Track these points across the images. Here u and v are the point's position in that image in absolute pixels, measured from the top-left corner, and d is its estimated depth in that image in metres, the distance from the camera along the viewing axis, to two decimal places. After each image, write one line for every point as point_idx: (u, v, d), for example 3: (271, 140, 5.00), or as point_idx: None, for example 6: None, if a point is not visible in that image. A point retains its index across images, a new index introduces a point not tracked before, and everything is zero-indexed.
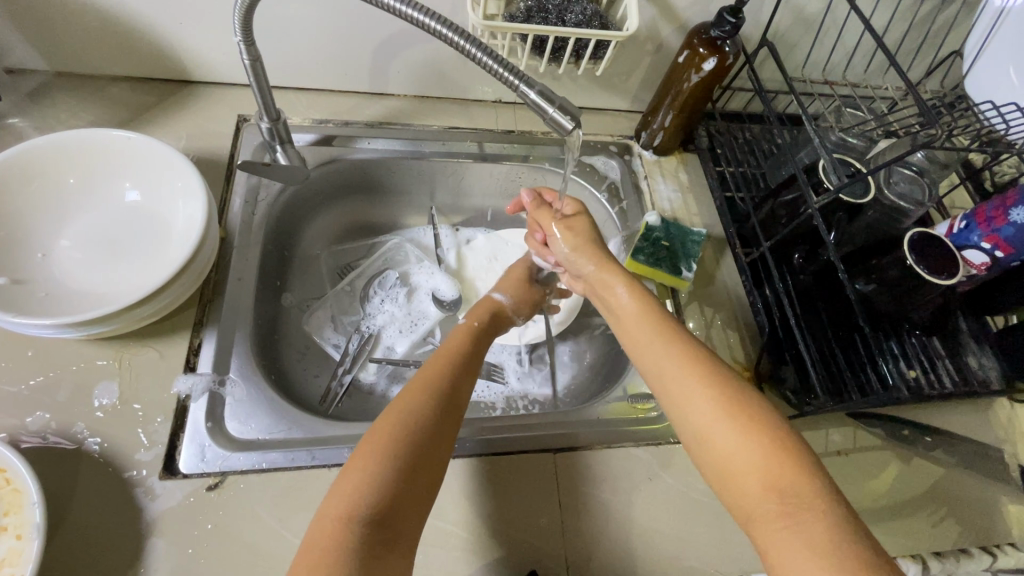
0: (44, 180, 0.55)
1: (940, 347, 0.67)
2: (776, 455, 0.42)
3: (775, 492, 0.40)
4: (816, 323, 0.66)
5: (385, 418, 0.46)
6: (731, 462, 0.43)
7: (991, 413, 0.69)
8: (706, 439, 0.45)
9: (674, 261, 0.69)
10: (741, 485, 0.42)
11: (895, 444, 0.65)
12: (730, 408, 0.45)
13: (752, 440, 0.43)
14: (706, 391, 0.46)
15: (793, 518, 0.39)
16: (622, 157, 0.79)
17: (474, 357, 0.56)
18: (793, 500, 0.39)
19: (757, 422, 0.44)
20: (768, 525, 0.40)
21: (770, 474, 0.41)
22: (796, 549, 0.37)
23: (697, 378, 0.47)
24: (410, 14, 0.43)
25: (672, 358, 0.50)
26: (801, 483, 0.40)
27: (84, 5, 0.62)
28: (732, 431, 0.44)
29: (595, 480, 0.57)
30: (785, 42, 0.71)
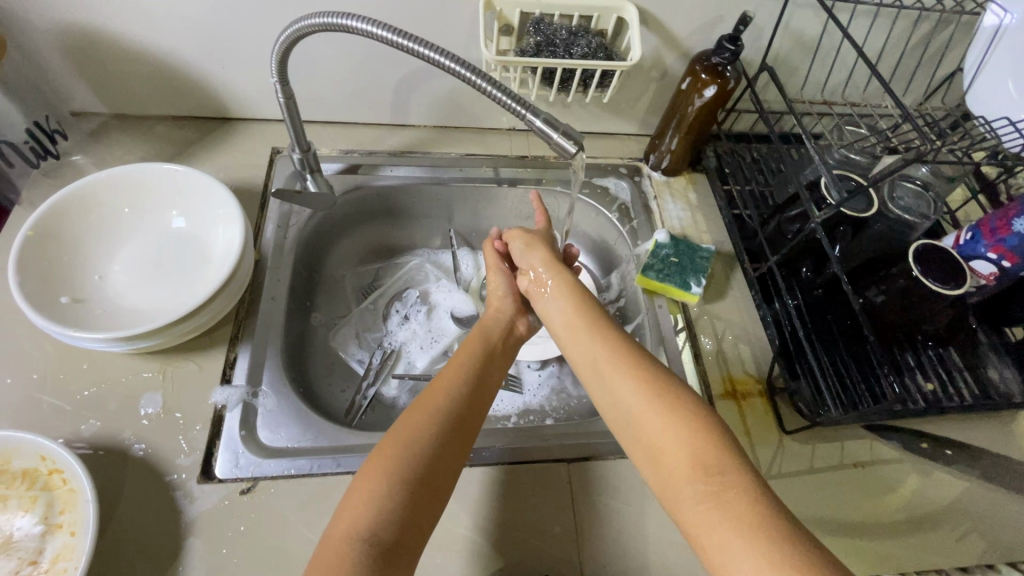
0: (103, 209, 0.61)
1: (958, 360, 0.67)
2: (707, 442, 0.44)
3: (703, 476, 0.42)
4: (826, 335, 0.67)
5: (389, 439, 0.48)
6: (663, 453, 0.46)
7: (1015, 427, 0.68)
8: (641, 430, 0.48)
9: (683, 276, 0.71)
10: (671, 468, 0.45)
11: (913, 457, 0.64)
12: (663, 402, 0.48)
13: (684, 427, 0.46)
14: (638, 388, 0.49)
15: (716, 498, 0.41)
16: (631, 178, 0.82)
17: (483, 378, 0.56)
18: (717, 482, 0.42)
19: (681, 410, 0.47)
20: (694, 506, 0.42)
21: (700, 459, 0.44)
22: (723, 530, 0.39)
23: (632, 377, 0.50)
24: (428, 55, 0.47)
25: (610, 359, 0.53)
26: (730, 468, 0.42)
27: (140, 54, 0.69)
28: (667, 421, 0.47)
29: (608, 489, 0.58)
30: (785, 65, 0.74)
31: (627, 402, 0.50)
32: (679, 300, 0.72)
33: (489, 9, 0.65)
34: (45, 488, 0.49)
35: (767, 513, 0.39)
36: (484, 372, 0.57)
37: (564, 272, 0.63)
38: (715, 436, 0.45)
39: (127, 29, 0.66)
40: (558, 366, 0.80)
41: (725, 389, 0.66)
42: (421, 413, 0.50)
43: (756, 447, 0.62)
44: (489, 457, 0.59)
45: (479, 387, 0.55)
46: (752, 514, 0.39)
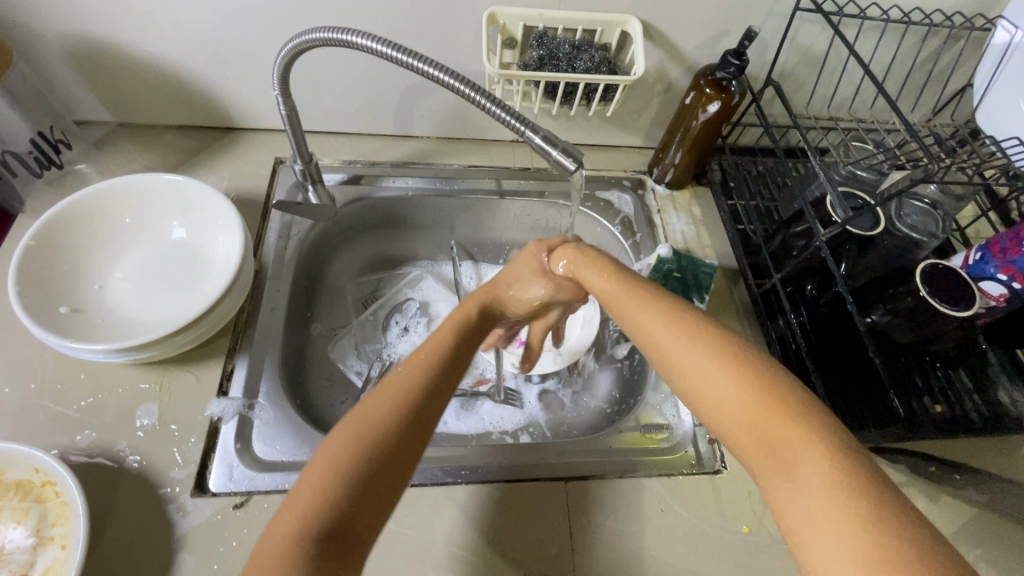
0: (105, 219, 0.61)
1: (967, 381, 0.65)
2: (768, 404, 0.38)
3: (777, 459, 0.36)
4: (832, 355, 0.66)
5: (351, 419, 0.42)
6: (738, 430, 0.38)
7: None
8: (710, 406, 0.40)
9: (685, 292, 0.70)
10: (755, 452, 0.37)
11: (921, 481, 0.62)
12: (730, 366, 0.40)
13: (749, 389, 0.39)
14: (708, 356, 0.41)
15: (805, 488, 0.34)
16: (635, 192, 0.82)
17: (466, 344, 0.50)
18: (805, 465, 0.34)
19: (759, 382, 0.39)
20: (785, 498, 0.34)
21: (762, 426, 0.37)
22: (804, 513, 0.33)
23: (697, 342, 0.42)
24: (426, 70, 0.47)
25: (670, 322, 0.45)
26: (801, 438, 0.35)
27: (146, 65, 0.69)
28: (723, 378, 0.40)
29: (606, 510, 0.57)
30: (792, 80, 0.73)
31: (681, 365, 0.42)
32: None
33: (492, 23, 0.64)
34: (38, 500, 0.49)
35: (849, 488, 0.32)
36: (459, 345, 0.50)
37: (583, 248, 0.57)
38: (781, 396, 0.38)
39: (133, 40, 0.66)
40: (557, 379, 0.79)
41: None
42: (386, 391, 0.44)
43: None
44: (485, 474, 0.58)
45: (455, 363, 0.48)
46: (833, 495, 0.32)
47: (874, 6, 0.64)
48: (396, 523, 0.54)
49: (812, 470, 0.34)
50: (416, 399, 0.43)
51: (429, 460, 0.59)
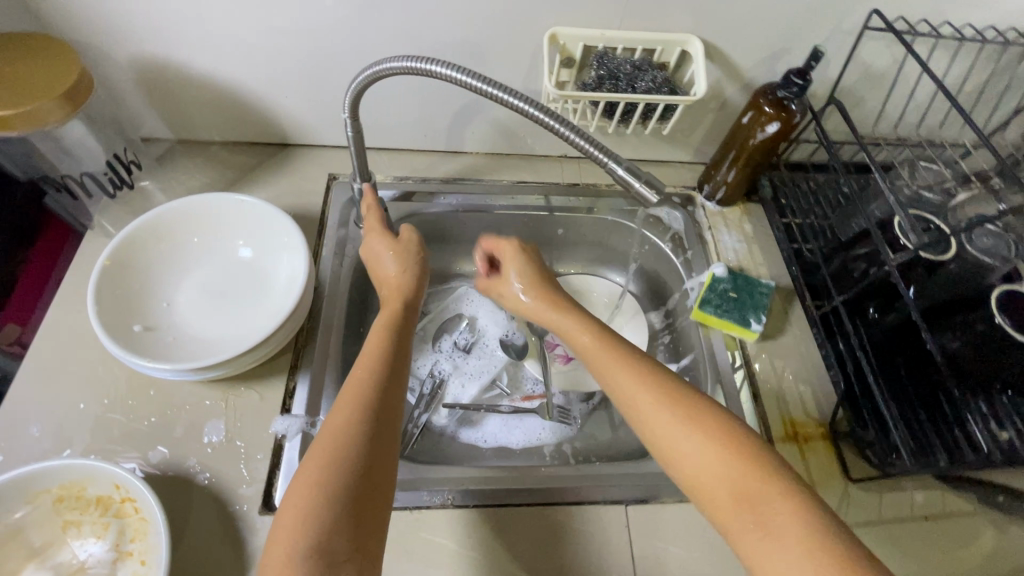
0: (175, 238, 0.63)
1: None
2: (736, 462, 0.44)
3: (746, 503, 0.42)
4: (895, 378, 0.65)
5: (328, 428, 0.45)
6: (697, 478, 0.45)
7: None
8: (669, 452, 0.47)
9: (742, 312, 0.69)
10: (710, 493, 0.44)
11: (988, 511, 0.61)
12: (687, 417, 0.47)
13: (708, 443, 0.45)
14: (662, 409, 0.48)
15: (767, 525, 0.40)
16: (685, 208, 0.81)
17: (400, 353, 0.53)
18: (759, 505, 0.41)
19: (716, 431, 0.46)
20: (745, 534, 0.41)
21: (742, 483, 0.43)
22: (776, 555, 0.39)
23: (654, 398, 0.49)
24: (507, 100, 0.47)
25: (639, 379, 0.51)
26: (773, 489, 0.42)
27: (209, 85, 0.71)
28: (679, 435, 0.46)
29: (664, 533, 0.58)
30: (852, 97, 0.72)
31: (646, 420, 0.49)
32: (737, 336, 0.70)
33: (553, 43, 0.64)
34: (118, 516, 0.50)
35: (814, 537, 0.39)
36: (398, 339, 0.54)
37: (580, 312, 0.61)
38: (728, 442, 0.45)
39: (199, 63, 0.68)
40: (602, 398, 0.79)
41: (786, 432, 0.64)
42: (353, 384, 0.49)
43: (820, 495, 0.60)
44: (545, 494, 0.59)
45: (396, 370, 0.51)
46: (805, 536, 0.39)
47: (949, 24, 0.64)
48: (459, 544, 0.55)
49: (781, 516, 0.40)
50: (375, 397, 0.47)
51: (487, 479, 0.59)
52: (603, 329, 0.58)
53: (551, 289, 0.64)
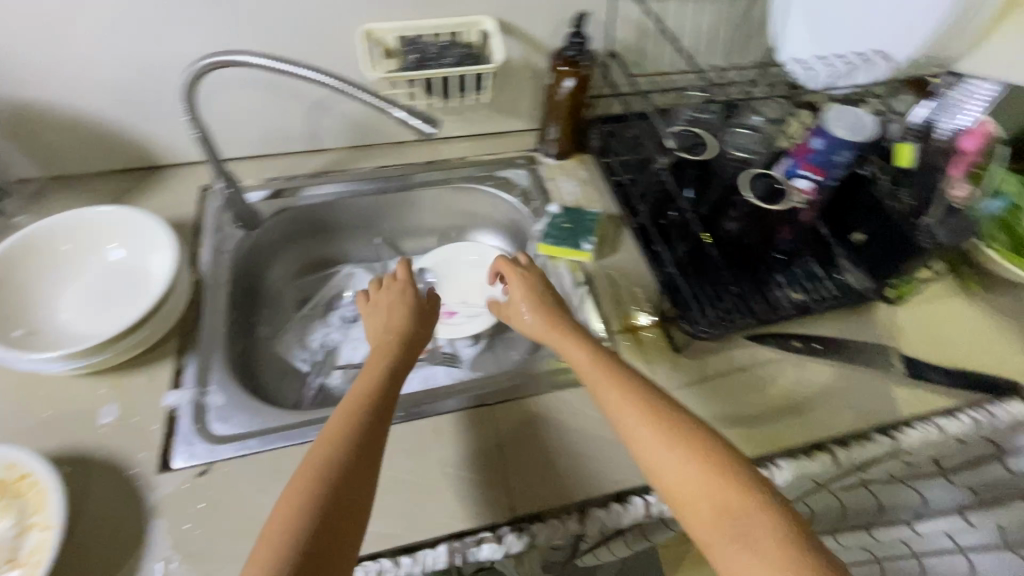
0: (48, 252, 0.68)
1: (819, 270, 0.79)
2: (722, 482, 0.48)
3: (726, 518, 0.46)
4: (703, 267, 0.78)
5: (295, 491, 0.47)
6: (687, 497, 0.49)
7: (871, 317, 0.79)
8: (657, 471, 0.51)
9: (575, 238, 0.81)
10: (696, 510, 0.48)
11: (787, 355, 0.74)
12: (680, 438, 0.51)
13: (701, 468, 0.49)
14: (659, 433, 0.52)
15: (744, 541, 0.45)
16: (528, 167, 0.94)
17: (380, 416, 0.55)
18: (740, 523, 0.46)
19: (706, 454, 0.50)
20: (725, 549, 0.45)
21: (722, 500, 0.47)
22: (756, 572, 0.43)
23: (652, 422, 0.53)
24: (302, 72, 0.62)
25: (639, 404, 0.54)
26: (749, 498, 0.47)
27: (68, 118, 0.78)
28: (671, 455, 0.51)
29: (527, 421, 0.68)
30: (634, 50, 0.87)
31: (643, 446, 0.52)
32: (577, 261, 0.82)
33: (370, 39, 0.76)
34: (16, 494, 0.55)
35: (789, 543, 0.44)
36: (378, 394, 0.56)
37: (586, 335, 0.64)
38: (717, 467, 0.49)
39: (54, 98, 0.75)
40: (486, 341, 0.89)
41: (623, 326, 0.76)
42: (323, 445, 0.51)
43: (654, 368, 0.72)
44: (422, 412, 0.68)
45: (372, 432, 0.53)
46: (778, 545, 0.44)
47: None
48: None
49: (759, 531, 0.45)
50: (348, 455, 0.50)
51: None
52: (605, 353, 0.61)
53: (557, 304, 0.69)
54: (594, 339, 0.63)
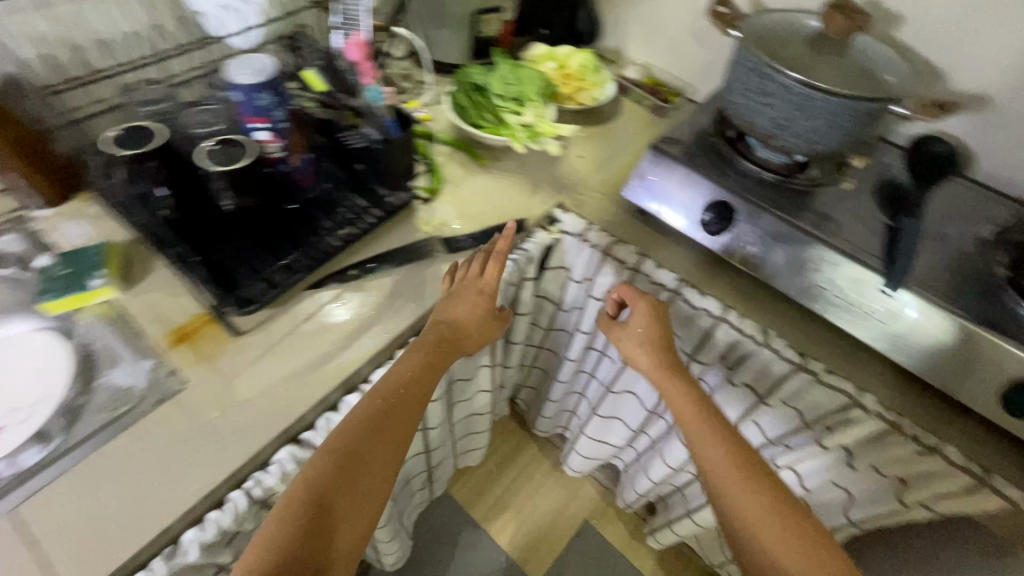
0: None
1: (363, 201, 0.86)
2: (779, 508, 0.64)
3: (792, 539, 0.62)
4: (247, 241, 0.76)
5: (262, 555, 0.52)
6: (751, 521, 0.64)
7: (414, 219, 0.90)
8: (723, 503, 0.67)
9: (76, 279, 0.71)
10: (768, 538, 0.63)
11: (346, 286, 0.79)
12: (746, 475, 0.67)
13: (769, 507, 0.64)
14: (749, 491, 0.66)
15: (791, 547, 0.62)
16: (14, 228, 0.78)
17: (370, 497, 0.60)
18: (796, 540, 0.62)
19: (781, 504, 0.65)
20: (783, 557, 0.62)
21: (777, 523, 0.63)
22: (787, 559, 0.61)
23: (741, 478, 0.66)
24: None
25: (732, 455, 0.68)
26: (812, 543, 0.62)
27: None
28: (739, 490, 0.66)
29: (71, 496, 0.59)
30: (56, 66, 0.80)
31: (719, 481, 0.68)
32: (96, 301, 0.72)
33: None
34: None
35: (809, 535, 0.63)
36: (380, 481, 0.62)
37: (659, 344, 0.78)
38: (807, 532, 0.63)
39: None
40: None
41: (171, 338, 0.71)
42: (297, 519, 0.55)
43: (216, 361, 0.69)
44: None
45: (337, 511, 0.57)
46: (808, 546, 0.62)
47: None
48: None
49: (814, 556, 0.61)
50: (315, 535, 0.55)
51: None
52: (674, 369, 0.76)
53: (668, 353, 0.78)
54: (679, 368, 0.77)
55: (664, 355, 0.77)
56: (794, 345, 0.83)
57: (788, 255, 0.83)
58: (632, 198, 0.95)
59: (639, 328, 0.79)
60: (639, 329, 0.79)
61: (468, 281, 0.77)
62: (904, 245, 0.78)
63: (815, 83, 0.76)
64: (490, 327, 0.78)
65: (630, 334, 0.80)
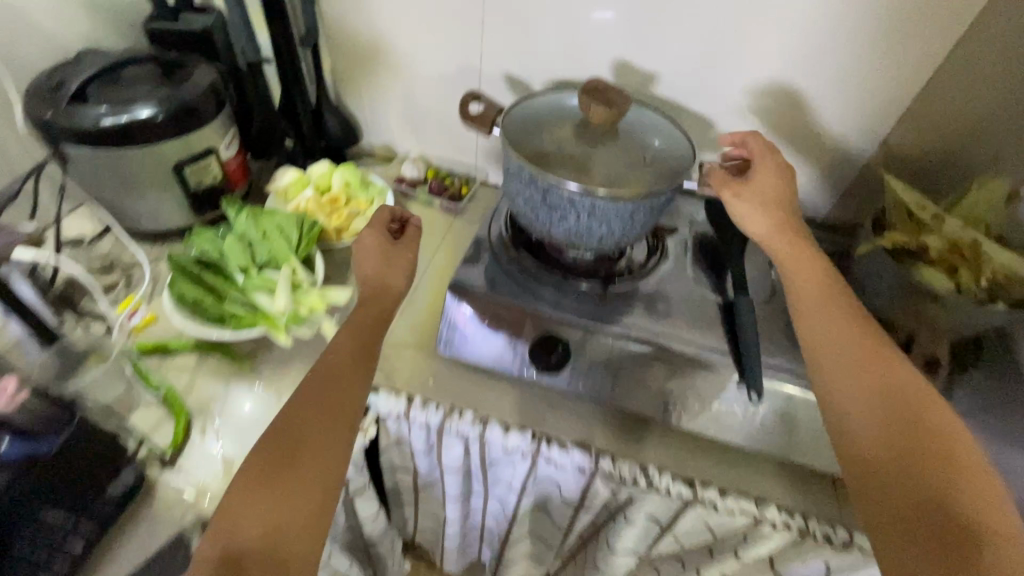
0: None
1: (59, 514, 0.56)
2: (936, 414, 0.50)
3: (966, 464, 0.47)
4: None
5: (241, 486, 0.50)
6: (909, 430, 0.50)
7: (155, 505, 0.63)
8: (859, 415, 0.53)
9: None
10: (920, 444, 0.49)
11: None
12: (896, 378, 0.53)
13: (921, 408, 0.51)
14: (893, 372, 0.54)
15: (970, 477, 0.46)
16: None
17: (341, 449, 0.55)
18: (971, 465, 0.47)
19: (932, 400, 0.51)
20: (960, 461, 0.47)
21: (942, 435, 0.49)
22: (971, 496, 0.45)
23: (889, 367, 0.54)
24: None
25: (869, 351, 0.56)
26: (986, 457, 0.47)
27: None
28: (879, 380, 0.54)
29: None
30: None
31: (852, 368, 0.55)
32: None
33: None
34: None
35: (999, 474, 0.46)
36: (330, 444, 0.54)
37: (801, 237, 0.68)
38: (964, 433, 0.49)
39: None
40: None
41: None
42: (256, 480, 0.50)
43: None
44: None
45: (304, 449, 0.53)
46: (999, 494, 0.45)
47: None
48: None
49: (997, 487, 0.45)
50: (285, 464, 0.51)
51: None
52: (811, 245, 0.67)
53: (795, 225, 0.69)
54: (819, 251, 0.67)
55: (792, 221, 0.69)
56: (680, 472, 0.72)
57: (636, 375, 0.72)
58: (450, 352, 0.77)
59: (748, 208, 0.69)
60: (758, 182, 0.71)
61: (383, 240, 0.72)
62: (747, 328, 0.70)
63: (591, 194, 0.65)
64: (397, 260, 0.72)
65: (746, 213, 0.69)
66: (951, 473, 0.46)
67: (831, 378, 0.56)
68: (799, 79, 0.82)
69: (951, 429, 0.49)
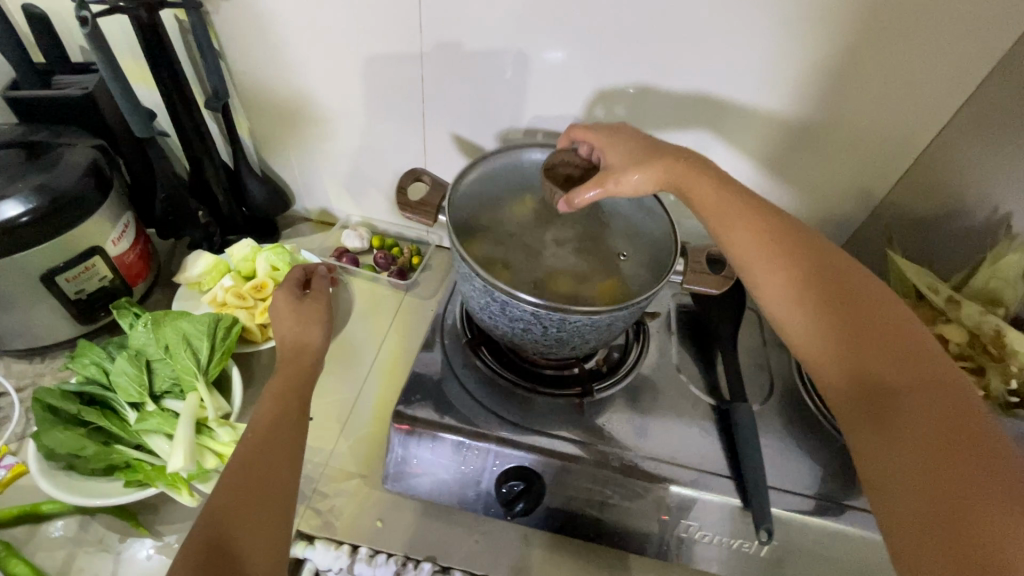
0: None
1: None
2: (851, 305, 0.47)
3: (884, 359, 0.44)
4: None
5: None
6: (823, 338, 0.47)
7: None
8: (780, 319, 0.50)
9: None
10: (835, 345, 0.46)
11: None
12: (807, 270, 0.50)
13: (831, 299, 0.48)
14: (803, 276, 0.49)
15: (877, 354, 0.45)
16: None
17: (286, 503, 0.49)
18: (881, 335, 0.45)
19: (846, 299, 0.48)
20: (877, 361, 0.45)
21: (860, 326, 0.46)
22: (882, 357, 0.44)
23: (799, 275, 0.50)
24: None
25: (779, 253, 0.51)
26: (902, 324, 0.46)
27: None
28: (788, 284, 0.50)
29: None
30: None
31: (771, 294, 0.51)
32: None
33: None
34: None
35: (915, 354, 0.44)
36: (277, 504, 0.49)
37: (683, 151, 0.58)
38: (873, 306, 0.47)
39: None
40: None
41: None
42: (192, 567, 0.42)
43: None
44: None
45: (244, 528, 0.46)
46: (907, 348, 0.44)
47: None
48: None
49: (920, 372, 0.43)
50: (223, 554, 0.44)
51: None
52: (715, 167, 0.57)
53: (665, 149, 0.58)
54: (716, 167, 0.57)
55: (657, 151, 0.58)
56: None
57: (624, 507, 0.61)
58: (400, 488, 0.64)
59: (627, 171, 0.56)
60: (613, 142, 0.60)
61: (298, 298, 0.68)
62: (746, 446, 0.62)
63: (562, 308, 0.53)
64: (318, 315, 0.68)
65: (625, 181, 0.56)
66: (860, 355, 0.45)
67: (747, 262, 0.52)
68: (781, 142, 0.74)
69: (876, 322, 0.46)
